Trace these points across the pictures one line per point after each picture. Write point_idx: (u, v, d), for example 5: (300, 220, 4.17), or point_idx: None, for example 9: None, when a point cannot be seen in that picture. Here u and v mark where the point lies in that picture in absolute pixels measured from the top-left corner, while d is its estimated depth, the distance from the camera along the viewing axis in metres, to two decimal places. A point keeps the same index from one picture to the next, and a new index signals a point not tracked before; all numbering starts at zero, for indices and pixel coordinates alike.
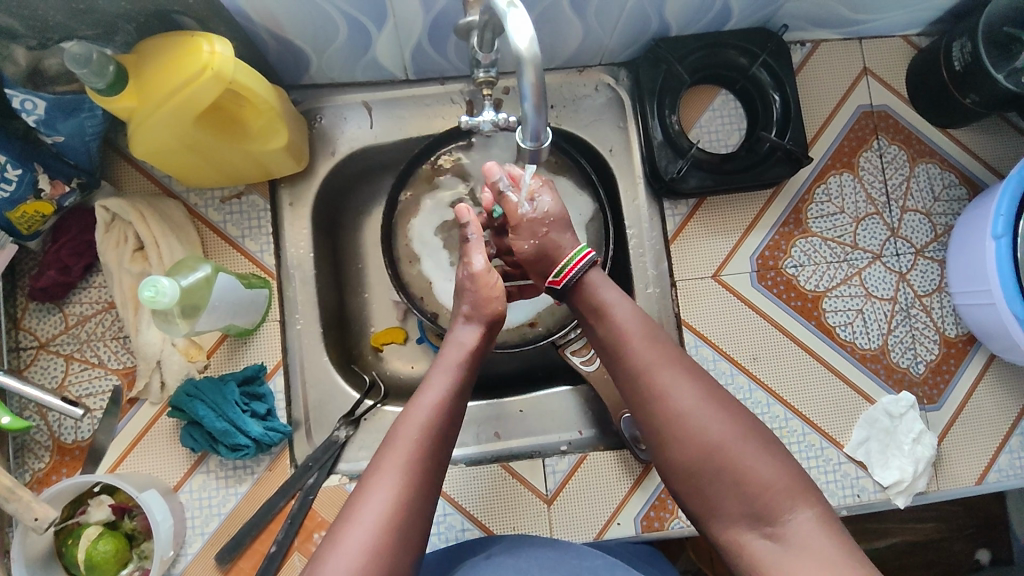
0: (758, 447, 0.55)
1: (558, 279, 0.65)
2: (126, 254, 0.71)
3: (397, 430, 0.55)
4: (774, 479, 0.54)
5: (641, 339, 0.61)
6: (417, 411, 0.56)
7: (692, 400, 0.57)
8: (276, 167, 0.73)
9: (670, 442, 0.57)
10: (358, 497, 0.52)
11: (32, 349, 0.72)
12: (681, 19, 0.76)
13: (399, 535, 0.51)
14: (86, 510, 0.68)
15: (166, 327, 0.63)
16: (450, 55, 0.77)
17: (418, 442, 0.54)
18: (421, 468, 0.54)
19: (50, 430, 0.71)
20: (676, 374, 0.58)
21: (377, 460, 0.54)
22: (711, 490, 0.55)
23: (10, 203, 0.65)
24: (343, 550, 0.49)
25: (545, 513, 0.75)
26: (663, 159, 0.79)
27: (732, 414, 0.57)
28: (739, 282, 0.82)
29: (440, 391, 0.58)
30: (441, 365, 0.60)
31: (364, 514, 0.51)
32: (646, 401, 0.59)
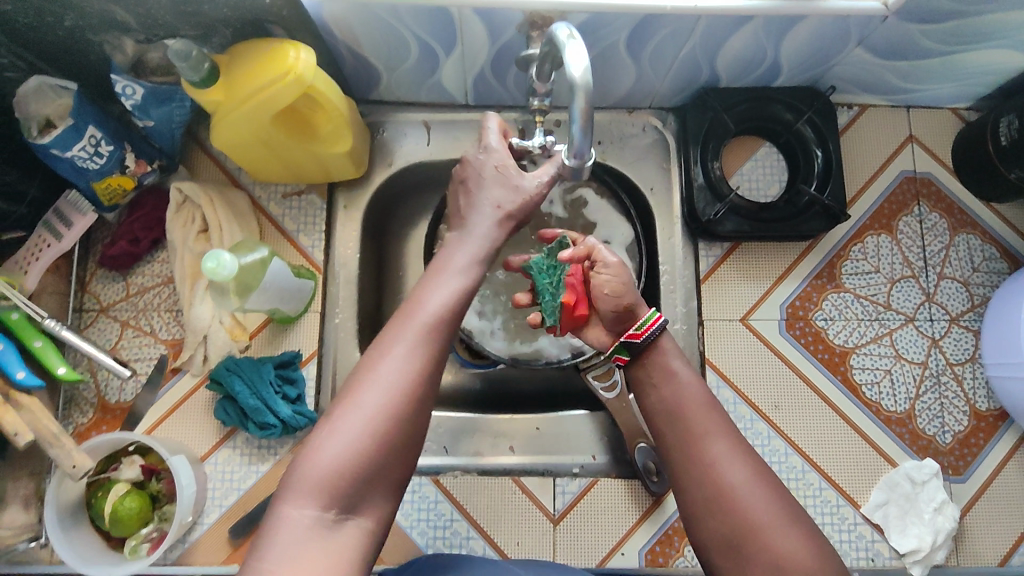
0: (796, 529, 0.56)
1: (639, 332, 0.67)
2: (191, 234, 0.77)
3: (417, 306, 0.58)
4: (814, 569, 0.54)
5: (701, 407, 0.63)
6: (437, 292, 0.60)
7: (741, 475, 0.58)
8: (336, 170, 0.79)
9: (711, 512, 0.58)
10: (370, 362, 0.55)
11: (93, 311, 0.78)
12: (732, 72, 0.80)
13: (414, 398, 0.54)
14: (118, 467, 0.71)
15: (220, 300, 0.68)
16: (509, 86, 0.82)
17: (435, 313, 0.58)
18: (440, 340, 0.57)
19: (97, 388, 0.76)
20: (728, 449, 0.60)
21: (393, 329, 0.57)
22: (744, 569, 0.56)
23: (98, 175, 0.71)
24: (360, 410, 0.52)
25: (551, 532, 0.76)
26: (701, 201, 0.81)
27: (780, 499, 0.57)
28: (766, 328, 0.82)
29: (457, 278, 0.61)
30: (461, 260, 0.63)
31: (380, 375, 0.54)
32: (695, 470, 0.60)
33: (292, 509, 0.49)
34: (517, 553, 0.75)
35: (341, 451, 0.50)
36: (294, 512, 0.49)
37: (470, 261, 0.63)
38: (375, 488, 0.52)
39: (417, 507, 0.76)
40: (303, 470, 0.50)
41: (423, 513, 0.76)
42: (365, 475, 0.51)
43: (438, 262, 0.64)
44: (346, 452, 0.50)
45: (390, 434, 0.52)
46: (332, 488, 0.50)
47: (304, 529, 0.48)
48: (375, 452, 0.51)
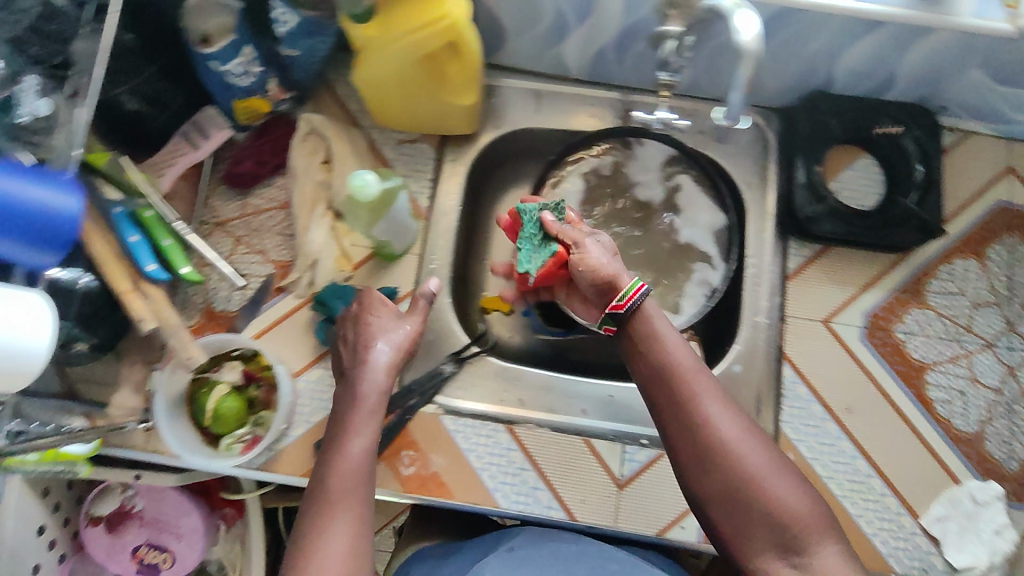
0: (788, 479, 0.61)
1: (621, 304, 0.69)
2: (315, 163, 0.82)
3: (336, 480, 0.62)
4: (804, 512, 0.60)
5: (690, 372, 0.65)
6: (346, 460, 0.63)
7: (735, 431, 0.62)
8: (453, 121, 0.83)
9: (709, 468, 0.62)
10: (304, 558, 0.57)
11: (210, 225, 0.83)
12: (847, 78, 0.83)
13: (355, 561, 0.58)
14: (220, 369, 0.77)
15: (352, 216, 0.76)
16: (626, 66, 0.86)
17: (356, 478, 0.62)
18: (361, 498, 0.61)
19: (207, 295, 0.80)
20: (720, 409, 0.63)
21: (321, 512, 0.60)
22: (742, 520, 0.61)
23: (244, 92, 0.76)
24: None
25: (614, 496, 0.79)
26: (801, 198, 0.82)
27: (769, 450, 0.62)
28: (847, 333, 0.83)
29: (365, 436, 0.65)
30: (364, 407, 0.67)
31: (319, 559, 0.57)
32: (689, 430, 0.63)
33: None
34: (580, 510, 0.78)
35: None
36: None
37: (371, 408, 0.67)
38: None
39: (491, 451, 0.80)
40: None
41: (495, 457, 0.80)
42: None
43: (338, 423, 0.66)
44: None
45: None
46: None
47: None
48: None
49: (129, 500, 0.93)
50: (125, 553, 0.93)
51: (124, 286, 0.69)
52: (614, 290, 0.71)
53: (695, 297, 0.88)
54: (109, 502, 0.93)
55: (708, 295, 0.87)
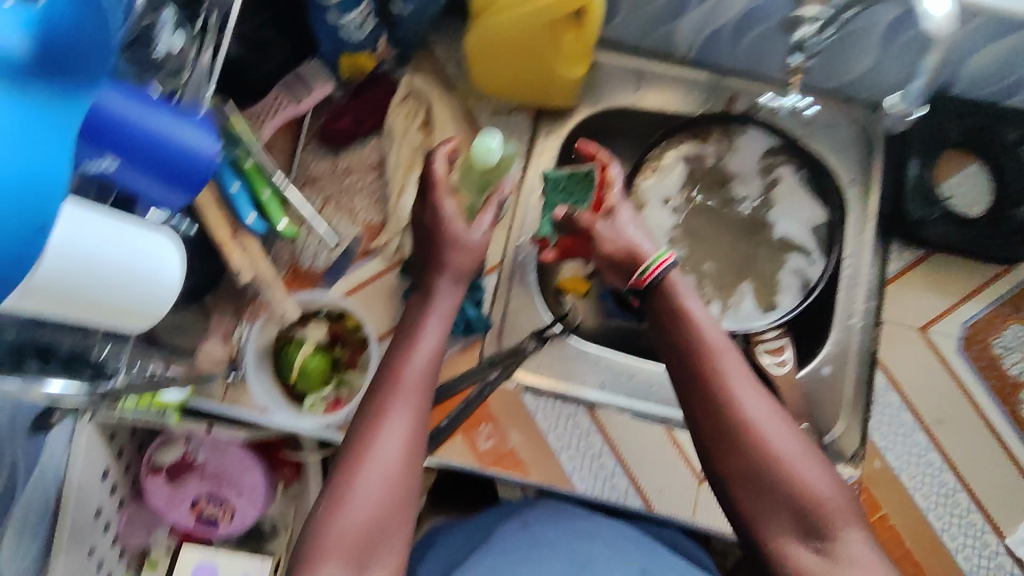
0: (815, 463, 0.57)
1: (641, 279, 0.65)
2: (414, 126, 0.81)
3: (401, 373, 0.59)
4: (828, 498, 0.55)
5: (716, 347, 0.60)
6: (416, 358, 0.60)
7: (761, 410, 0.57)
8: (555, 93, 0.81)
9: (732, 447, 0.57)
10: (360, 448, 0.56)
11: (300, 181, 0.81)
12: (972, 79, 0.79)
13: (410, 460, 0.56)
14: (305, 328, 0.76)
15: (459, 176, 0.77)
16: (737, 50, 0.83)
17: (421, 377, 0.59)
18: (423, 397, 0.59)
19: (293, 252, 0.79)
20: (747, 387, 0.58)
21: (383, 401, 0.58)
22: (761, 502, 0.56)
23: (353, 47, 0.74)
24: (360, 497, 0.54)
25: (693, 489, 0.77)
26: (913, 202, 0.80)
27: (796, 432, 0.58)
28: (943, 343, 0.81)
29: (433, 336, 0.62)
30: (434, 312, 0.64)
31: (376, 454, 0.55)
32: (712, 406, 0.58)
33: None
34: (658, 500, 0.77)
35: (353, 518, 0.53)
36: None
37: (444, 309, 0.65)
38: (390, 538, 0.55)
39: (569, 432, 0.79)
40: (319, 555, 0.52)
41: (574, 439, 0.78)
42: (381, 533, 0.54)
43: (410, 317, 0.65)
44: (357, 521, 0.53)
45: (394, 506, 0.55)
46: (351, 550, 0.53)
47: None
48: (384, 522, 0.54)
49: (192, 451, 0.93)
50: (185, 503, 0.92)
51: (224, 237, 0.67)
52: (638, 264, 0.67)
53: (789, 292, 0.85)
54: (172, 451, 0.92)
55: (804, 288, 0.84)
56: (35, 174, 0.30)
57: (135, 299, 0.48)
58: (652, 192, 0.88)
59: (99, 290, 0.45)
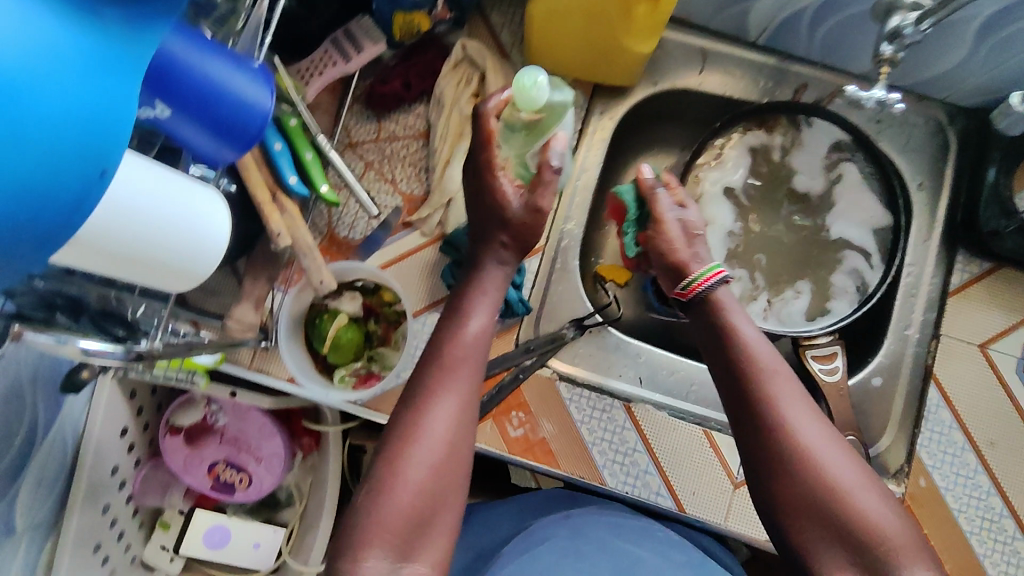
0: (872, 492, 0.56)
1: (684, 292, 0.70)
2: (465, 95, 0.76)
3: (452, 353, 0.58)
4: (892, 530, 0.54)
5: (770, 373, 0.62)
6: (465, 336, 0.59)
7: (817, 436, 0.58)
8: (616, 68, 0.76)
9: (786, 474, 0.58)
10: (408, 430, 0.54)
11: (341, 145, 0.78)
12: None
13: (459, 446, 0.55)
14: (339, 299, 0.74)
15: (509, 133, 0.68)
16: (812, 37, 0.77)
17: (471, 361, 0.58)
18: (475, 381, 0.58)
19: (329, 219, 0.76)
20: (802, 413, 0.59)
21: (433, 382, 0.56)
22: (819, 530, 0.56)
23: (409, 6, 0.71)
24: (406, 485, 0.52)
25: (728, 494, 0.74)
26: (987, 211, 0.74)
27: (853, 460, 0.58)
28: (1004, 362, 0.76)
29: (482, 319, 0.61)
30: (485, 293, 0.64)
31: (425, 437, 0.54)
32: (765, 430, 0.60)
33: (356, 575, 0.48)
34: (690, 502, 0.74)
35: (398, 506, 0.51)
36: (366, 565, 0.49)
37: (489, 293, 0.64)
38: (434, 529, 0.52)
39: (603, 426, 0.76)
40: (361, 543, 0.50)
41: (607, 434, 0.75)
42: (423, 524, 0.52)
43: (458, 298, 0.64)
44: (402, 507, 0.51)
45: (440, 495, 0.53)
46: (394, 539, 0.50)
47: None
48: (428, 512, 0.52)
49: (212, 415, 0.91)
50: (202, 467, 0.90)
51: (266, 200, 0.64)
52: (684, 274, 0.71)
53: (843, 298, 0.83)
54: (192, 413, 0.90)
55: (860, 295, 0.82)
56: (98, 107, 0.31)
57: (180, 258, 0.44)
58: (713, 180, 0.86)
59: (147, 245, 0.42)
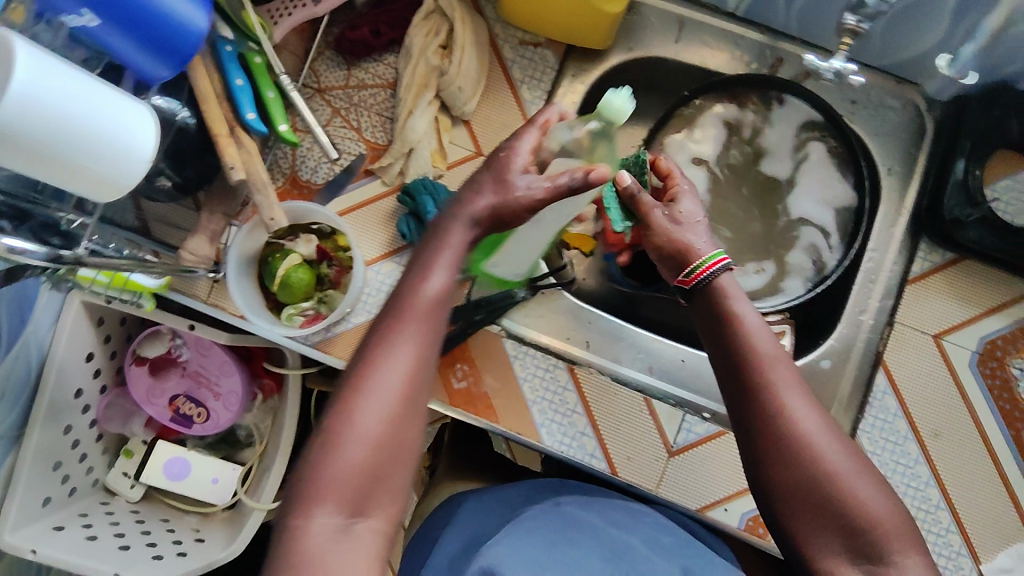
0: (873, 484, 0.55)
1: (688, 279, 0.66)
2: (432, 45, 0.76)
3: (410, 302, 0.51)
4: (886, 517, 0.53)
5: (772, 362, 0.59)
6: (419, 289, 0.52)
7: (818, 426, 0.56)
8: (584, 31, 0.76)
9: (786, 464, 0.56)
10: (357, 384, 0.48)
11: (311, 90, 0.78)
12: None
13: (416, 402, 0.48)
14: (294, 240, 0.75)
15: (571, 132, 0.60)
16: (791, 10, 0.76)
17: (432, 311, 0.51)
18: (433, 331, 0.51)
19: (293, 161, 0.77)
20: (800, 399, 0.57)
21: (391, 330, 0.50)
22: (813, 518, 0.55)
23: None
24: (357, 439, 0.46)
25: (663, 462, 0.75)
26: (951, 198, 0.74)
27: (853, 451, 0.56)
28: (956, 355, 0.75)
29: (445, 268, 0.54)
30: (446, 242, 0.56)
31: (379, 390, 0.47)
32: (768, 420, 0.57)
33: (303, 531, 0.44)
34: (624, 466, 0.75)
35: (350, 460, 0.46)
36: (313, 522, 0.44)
37: (459, 239, 0.56)
38: (387, 490, 0.47)
39: (546, 386, 0.76)
40: (309, 499, 0.45)
41: (550, 394, 0.76)
42: (376, 484, 0.46)
43: (424, 245, 0.56)
44: (354, 463, 0.46)
45: (395, 455, 0.47)
46: (346, 495, 0.45)
47: (326, 536, 0.44)
48: (384, 471, 0.46)
49: (176, 347, 0.94)
50: (164, 398, 0.94)
51: (221, 130, 0.63)
52: (684, 264, 0.67)
53: (798, 276, 0.84)
54: (157, 345, 0.93)
55: (812, 278, 0.83)
56: None
57: (97, 166, 0.46)
58: (682, 150, 0.86)
59: (61, 145, 0.43)
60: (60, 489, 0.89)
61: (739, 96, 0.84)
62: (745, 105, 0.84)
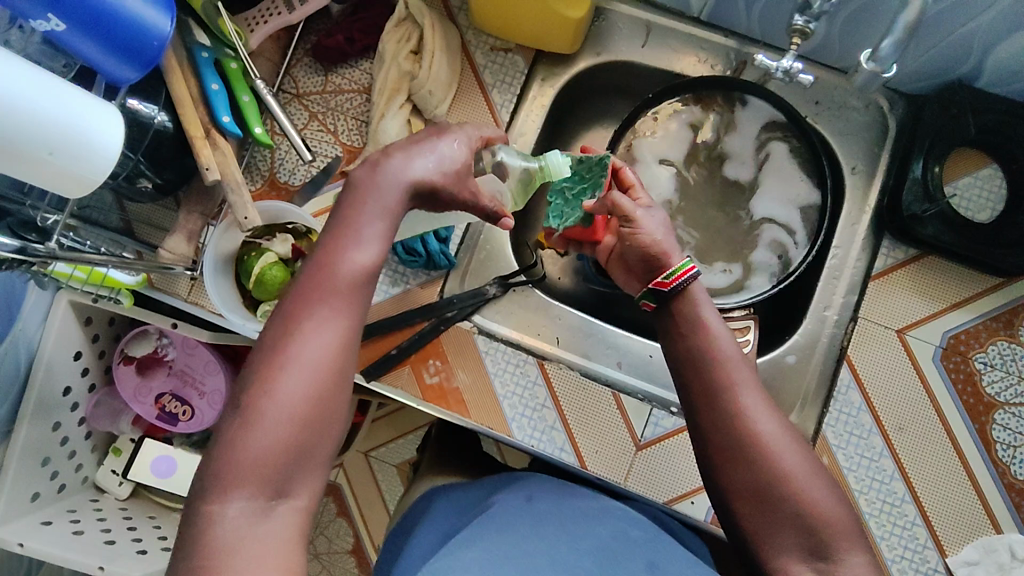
0: (826, 484, 0.54)
1: (666, 282, 0.63)
2: (404, 51, 0.79)
3: (331, 275, 0.50)
4: (837, 517, 0.53)
5: (730, 362, 0.59)
6: (339, 260, 0.50)
7: (772, 425, 0.56)
8: (551, 36, 0.79)
9: (739, 462, 0.55)
10: (277, 361, 0.47)
11: (289, 95, 0.81)
12: (999, 71, 0.73)
13: (339, 378, 0.48)
14: (270, 240, 0.78)
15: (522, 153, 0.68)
16: (752, 14, 0.78)
17: (354, 283, 0.50)
18: (355, 307, 0.50)
19: (272, 164, 0.80)
20: (758, 402, 0.57)
21: (309, 305, 0.49)
22: (767, 518, 0.54)
23: None
24: (274, 421, 0.46)
25: (631, 455, 0.76)
26: (911, 194, 0.75)
27: (808, 451, 0.56)
28: (920, 349, 0.76)
29: (368, 237, 0.52)
30: (372, 207, 0.52)
31: (296, 370, 0.47)
32: (722, 420, 0.57)
33: (220, 516, 0.44)
34: (593, 460, 0.76)
35: (268, 442, 0.45)
36: (230, 507, 0.44)
37: (390, 206, 0.53)
38: (308, 467, 0.47)
39: (516, 381, 0.78)
40: (225, 482, 0.45)
41: (518, 389, 0.78)
42: (296, 463, 0.46)
43: (347, 206, 0.52)
44: (273, 444, 0.45)
45: (315, 434, 0.47)
46: (265, 477, 0.45)
47: (244, 520, 0.44)
48: (303, 449, 0.47)
49: (163, 347, 0.96)
50: (150, 396, 0.96)
51: (197, 134, 0.67)
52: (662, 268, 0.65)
53: (763, 273, 0.85)
54: (144, 345, 0.95)
55: (777, 272, 0.85)
56: None
57: (65, 164, 0.48)
58: (650, 151, 0.88)
59: (27, 140, 0.46)
60: (49, 484, 0.91)
61: (706, 99, 0.85)
62: (712, 106, 0.86)
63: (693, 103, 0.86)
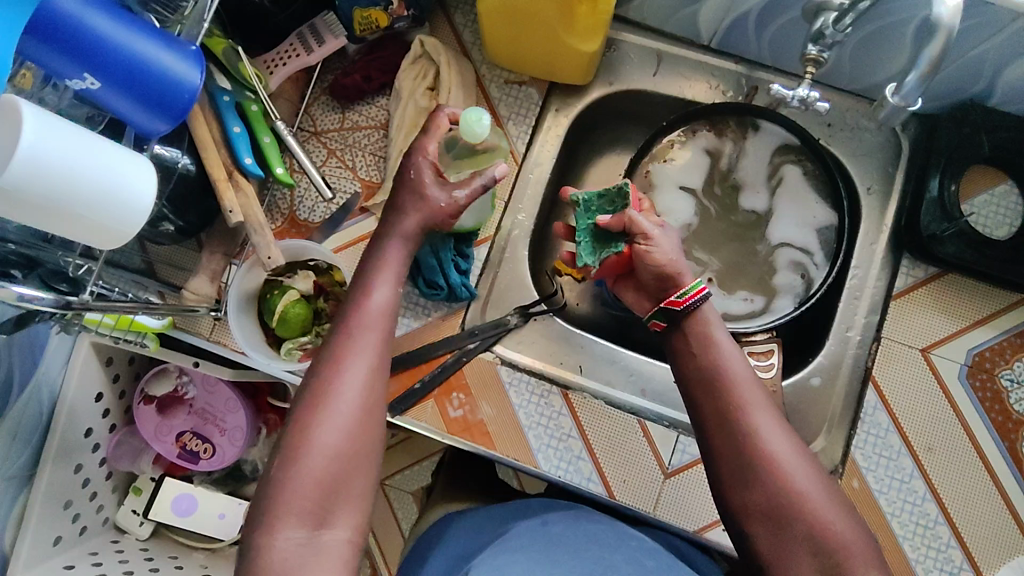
0: (839, 509, 0.54)
1: (679, 300, 0.64)
2: (420, 88, 0.80)
3: (361, 319, 0.58)
4: (852, 541, 0.52)
5: (741, 382, 0.59)
6: (366, 306, 0.59)
7: (785, 447, 0.56)
8: (565, 68, 0.80)
9: (749, 482, 0.56)
10: (321, 396, 0.54)
11: (307, 133, 0.82)
12: (1009, 92, 0.74)
13: (374, 407, 0.55)
14: (292, 277, 0.78)
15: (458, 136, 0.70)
16: (762, 41, 0.79)
17: (381, 325, 0.58)
18: (382, 344, 0.58)
19: (292, 202, 0.80)
20: (770, 421, 0.57)
21: (343, 346, 0.57)
22: (781, 542, 0.54)
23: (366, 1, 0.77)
24: (317, 452, 0.52)
25: (659, 483, 0.76)
26: (929, 214, 0.76)
27: (822, 475, 0.56)
28: (945, 368, 0.76)
29: (387, 289, 0.61)
30: (388, 265, 0.63)
31: (334, 406, 0.53)
32: (732, 440, 0.57)
33: (270, 548, 0.49)
34: (621, 489, 0.76)
35: (314, 469, 0.51)
36: (279, 537, 0.49)
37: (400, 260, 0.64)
38: (348, 491, 0.52)
39: (541, 411, 0.78)
40: (276, 513, 0.50)
41: (543, 419, 0.77)
42: (340, 485, 0.52)
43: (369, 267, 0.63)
44: (319, 471, 0.51)
45: (353, 461, 0.53)
46: (313, 500, 0.50)
47: (294, 551, 0.49)
48: (343, 477, 0.52)
49: (183, 386, 0.96)
50: (170, 436, 0.96)
51: (221, 177, 0.67)
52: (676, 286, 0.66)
53: (787, 295, 0.86)
54: (165, 383, 0.95)
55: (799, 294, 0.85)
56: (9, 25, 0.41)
57: (93, 216, 0.49)
58: (664, 176, 0.89)
59: (62, 198, 0.46)
60: (71, 527, 0.90)
61: (719, 125, 0.87)
62: (725, 131, 0.87)
63: (705, 128, 0.87)
